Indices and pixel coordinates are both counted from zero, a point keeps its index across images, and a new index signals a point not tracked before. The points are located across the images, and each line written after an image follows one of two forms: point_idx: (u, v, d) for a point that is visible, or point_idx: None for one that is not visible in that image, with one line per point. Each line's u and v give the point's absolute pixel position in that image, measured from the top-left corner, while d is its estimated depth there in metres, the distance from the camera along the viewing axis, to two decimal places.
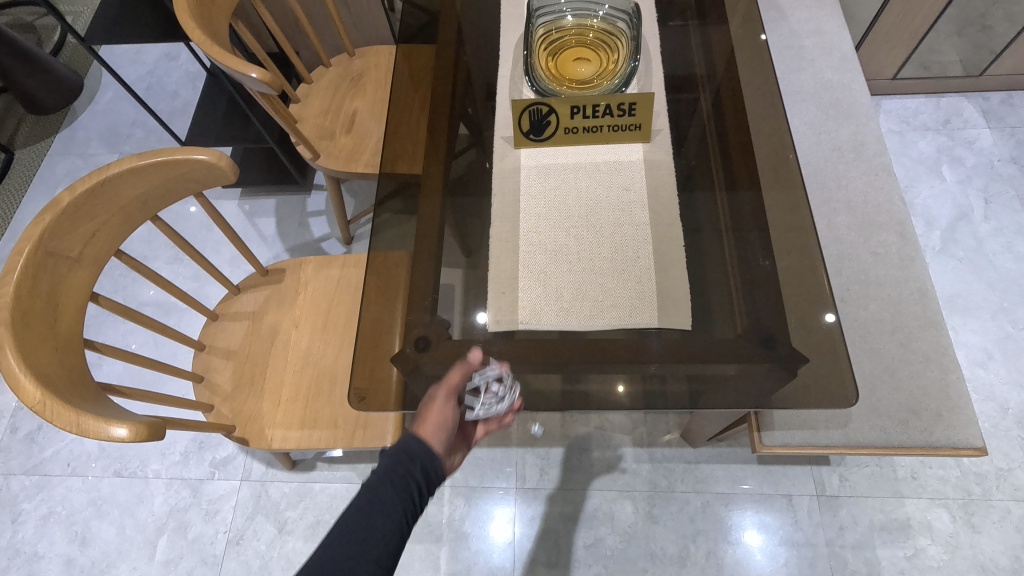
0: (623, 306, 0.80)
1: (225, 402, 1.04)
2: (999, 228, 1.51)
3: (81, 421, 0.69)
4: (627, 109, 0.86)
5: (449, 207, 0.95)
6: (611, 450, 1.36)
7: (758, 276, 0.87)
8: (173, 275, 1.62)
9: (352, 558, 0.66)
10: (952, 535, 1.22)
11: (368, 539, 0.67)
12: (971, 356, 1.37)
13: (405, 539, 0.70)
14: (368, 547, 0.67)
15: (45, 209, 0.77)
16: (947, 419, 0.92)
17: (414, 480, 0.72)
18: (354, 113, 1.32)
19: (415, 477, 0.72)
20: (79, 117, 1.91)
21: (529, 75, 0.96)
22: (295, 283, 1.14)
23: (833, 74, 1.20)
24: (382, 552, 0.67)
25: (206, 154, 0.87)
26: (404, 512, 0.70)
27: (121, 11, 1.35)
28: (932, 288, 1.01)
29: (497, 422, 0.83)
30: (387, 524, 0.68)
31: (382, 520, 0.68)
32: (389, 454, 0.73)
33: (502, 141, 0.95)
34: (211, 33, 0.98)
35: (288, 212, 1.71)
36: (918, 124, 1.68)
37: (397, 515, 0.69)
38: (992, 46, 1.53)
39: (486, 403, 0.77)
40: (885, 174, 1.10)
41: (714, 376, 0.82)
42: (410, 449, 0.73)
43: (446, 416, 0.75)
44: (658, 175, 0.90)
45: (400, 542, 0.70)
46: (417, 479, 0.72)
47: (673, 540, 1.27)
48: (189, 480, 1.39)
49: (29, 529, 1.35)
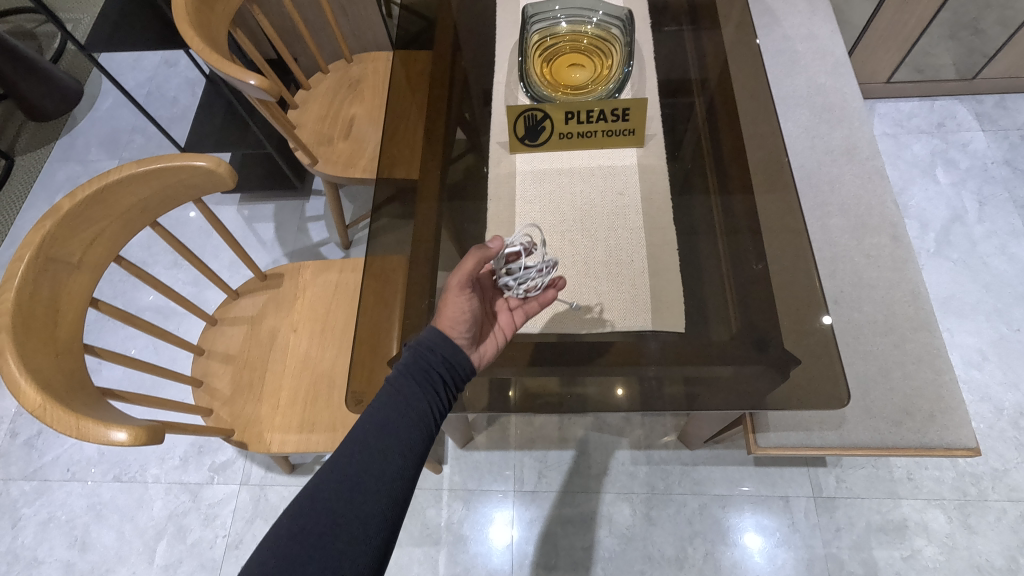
0: (618, 309, 0.81)
1: (223, 406, 1.05)
2: (993, 230, 1.52)
3: (81, 425, 0.69)
4: (620, 114, 0.87)
5: (446, 212, 0.96)
6: (608, 453, 1.37)
7: (750, 279, 0.88)
8: (173, 280, 1.63)
9: (381, 450, 0.68)
10: (948, 536, 1.22)
11: (395, 433, 0.69)
12: (966, 357, 1.38)
13: (434, 430, 0.72)
14: (396, 440, 0.69)
15: (45, 216, 0.78)
16: (940, 419, 0.92)
17: (438, 375, 0.72)
18: (352, 119, 1.33)
19: (439, 372, 0.72)
20: (79, 124, 1.93)
21: (524, 81, 0.97)
22: (294, 287, 1.15)
23: (826, 79, 1.21)
24: (411, 444, 0.69)
25: (205, 161, 0.88)
26: (430, 406, 0.71)
27: (121, 19, 1.36)
28: (925, 289, 1.01)
29: (536, 303, 0.80)
30: (412, 418, 0.70)
31: (408, 416, 0.70)
32: (412, 350, 0.74)
33: (497, 146, 0.96)
34: (210, 41, 0.99)
35: (287, 217, 1.72)
36: (912, 127, 1.69)
37: (422, 409, 0.70)
38: (984, 49, 1.55)
39: (518, 276, 0.76)
40: (878, 177, 1.11)
41: (708, 377, 0.83)
42: (428, 341, 0.73)
43: (461, 295, 0.74)
44: (652, 179, 0.91)
45: (430, 433, 0.71)
46: (441, 374, 0.72)
47: (670, 542, 1.27)
48: (188, 485, 1.39)
49: (29, 534, 1.35)
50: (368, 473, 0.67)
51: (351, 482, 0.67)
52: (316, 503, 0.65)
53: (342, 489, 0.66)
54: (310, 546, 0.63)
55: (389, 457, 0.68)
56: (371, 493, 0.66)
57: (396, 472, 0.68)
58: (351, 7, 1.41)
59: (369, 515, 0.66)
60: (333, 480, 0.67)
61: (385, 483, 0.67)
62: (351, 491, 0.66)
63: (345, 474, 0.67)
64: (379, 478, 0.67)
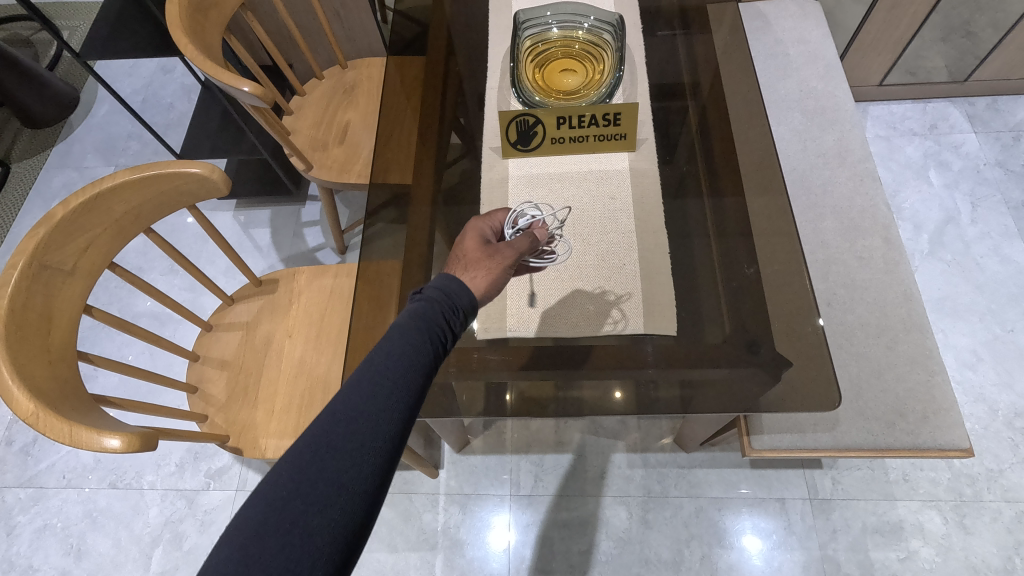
0: (610, 313, 0.81)
1: (218, 412, 1.05)
2: (986, 232, 1.52)
3: (74, 432, 0.69)
4: (612, 119, 0.88)
5: (440, 217, 0.97)
6: (604, 456, 1.37)
7: (742, 283, 0.89)
8: (169, 286, 1.63)
9: (361, 411, 0.54)
10: (944, 537, 1.22)
11: (376, 390, 0.55)
12: (960, 358, 1.38)
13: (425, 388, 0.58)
14: (379, 398, 0.55)
15: (39, 223, 0.78)
16: (934, 420, 0.93)
17: (436, 323, 0.60)
18: (347, 124, 1.33)
19: (437, 320, 0.60)
20: (75, 131, 1.93)
21: (516, 87, 0.98)
22: (288, 293, 1.15)
23: (818, 83, 1.22)
24: (397, 405, 0.55)
25: (199, 168, 0.88)
26: (423, 357, 0.58)
27: (116, 27, 1.37)
28: (917, 291, 1.02)
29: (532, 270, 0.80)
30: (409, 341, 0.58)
31: (394, 370, 0.56)
32: (433, 300, 0.61)
33: (490, 152, 0.96)
34: (204, 48, 1.00)
35: (283, 222, 1.72)
36: (905, 130, 1.70)
37: (411, 362, 0.57)
38: (976, 52, 1.55)
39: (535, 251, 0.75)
40: (870, 179, 1.11)
41: (701, 380, 0.83)
42: (456, 299, 0.61)
43: (506, 267, 0.66)
44: (644, 183, 0.91)
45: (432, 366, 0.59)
46: (440, 323, 0.60)
47: (667, 545, 1.27)
48: (184, 491, 1.39)
49: (24, 541, 1.35)
50: (342, 439, 0.53)
51: (322, 450, 0.52)
52: (278, 478, 0.51)
53: (312, 458, 0.52)
54: (270, 530, 0.49)
55: (371, 418, 0.54)
56: (348, 464, 0.52)
57: (377, 437, 0.54)
58: (346, 13, 1.42)
59: (344, 490, 0.51)
60: (300, 450, 0.52)
61: (363, 451, 0.53)
62: (323, 460, 0.52)
63: (316, 440, 0.53)
64: (376, 410, 0.55)
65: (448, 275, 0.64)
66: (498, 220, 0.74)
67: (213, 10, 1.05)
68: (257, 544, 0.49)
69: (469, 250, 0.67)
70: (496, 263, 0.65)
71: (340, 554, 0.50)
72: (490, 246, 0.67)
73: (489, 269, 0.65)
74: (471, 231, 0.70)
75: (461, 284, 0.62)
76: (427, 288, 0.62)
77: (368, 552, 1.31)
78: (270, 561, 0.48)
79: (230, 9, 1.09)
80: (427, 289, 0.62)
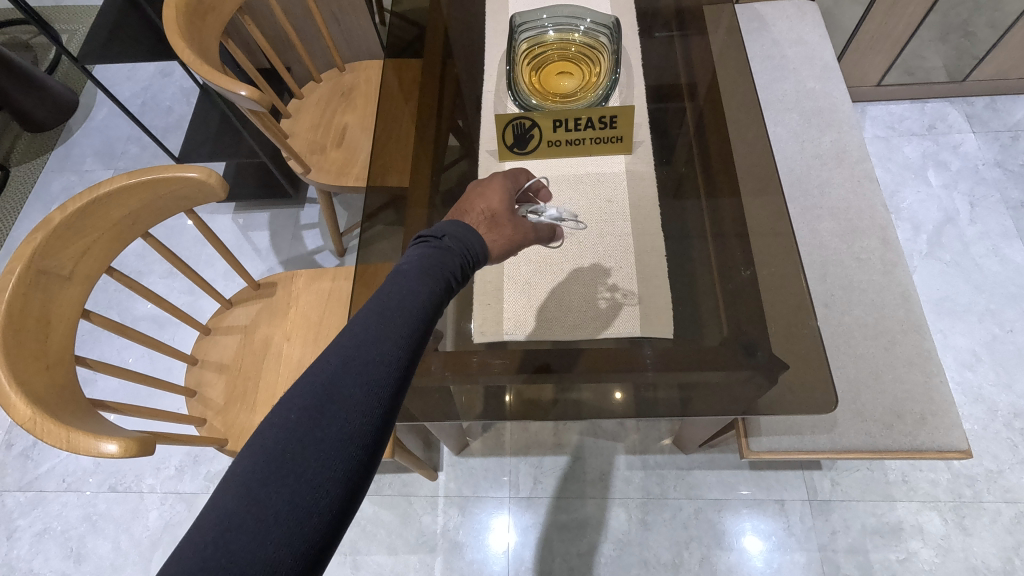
0: (606, 315, 0.82)
1: (217, 415, 1.05)
2: (985, 232, 1.52)
3: (71, 437, 0.70)
4: (608, 122, 0.88)
5: (437, 217, 0.97)
6: (603, 458, 1.37)
7: (738, 286, 0.89)
8: (168, 289, 1.64)
9: (362, 360, 0.52)
10: (944, 538, 1.22)
11: (377, 337, 0.54)
12: (960, 358, 1.38)
13: (424, 340, 0.57)
14: (378, 351, 0.53)
15: (37, 228, 0.79)
16: (932, 422, 0.93)
17: (442, 274, 0.60)
18: (345, 127, 1.33)
19: (444, 272, 0.60)
20: (75, 134, 1.93)
21: (512, 90, 0.98)
22: (287, 296, 1.15)
23: (815, 84, 1.22)
24: (402, 344, 0.55)
25: (196, 172, 0.88)
26: (427, 301, 0.58)
27: (114, 31, 1.37)
28: (915, 292, 1.02)
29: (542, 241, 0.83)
30: (417, 279, 0.58)
31: (396, 317, 0.55)
32: (456, 255, 0.62)
33: (487, 155, 0.96)
34: (201, 52, 1.00)
35: (282, 225, 1.72)
36: (903, 130, 1.70)
37: (420, 299, 0.57)
38: (975, 51, 1.55)
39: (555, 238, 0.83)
40: (867, 181, 1.11)
41: (700, 383, 0.83)
42: (471, 255, 0.63)
43: (520, 241, 0.70)
44: (640, 187, 0.91)
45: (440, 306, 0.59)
46: (446, 275, 0.60)
47: (666, 547, 1.27)
48: (183, 494, 1.39)
49: (24, 545, 1.35)
50: (344, 386, 0.50)
51: (322, 401, 0.49)
52: (277, 427, 0.48)
53: (314, 405, 0.49)
54: (266, 486, 0.45)
55: (372, 366, 0.52)
56: (348, 413, 0.50)
57: (377, 387, 0.52)
58: (343, 16, 1.42)
59: (346, 440, 0.49)
60: (300, 399, 0.49)
61: (363, 401, 0.51)
62: (326, 406, 0.49)
63: (315, 389, 0.50)
64: (386, 340, 0.54)
65: (473, 231, 0.65)
66: (515, 177, 0.75)
67: (210, 14, 1.05)
68: (273, 467, 0.46)
69: (492, 208, 0.69)
70: (516, 235, 0.69)
71: (345, 502, 0.48)
72: (510, 214, 0.69)
73: (507, 238, 0.68)
74: (497, 185, 0.71)
75: (485, 247, 0.65)
76: (452, 238, 0.63)
77: (368, 555, 1.31)
78: (267, 518, 0.44)
79: (228, 13, 1.09)
80: (450, 239, 0.63)
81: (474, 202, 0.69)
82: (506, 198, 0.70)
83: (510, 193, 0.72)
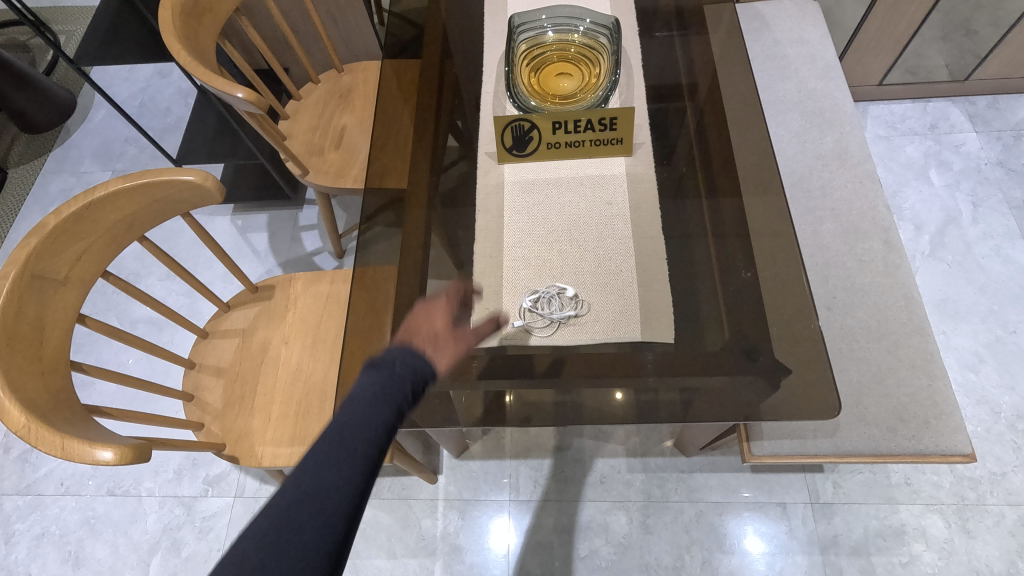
0: (606, 320, 0.81)
1: (214, 420, 1.04)
2: (988, 232, 1.51)
3: (66, 445, 0.69)
4: (608, 123, 0.87)
5: (436, 217, 0.96)
6: (603, 461, 1.36)
7: (740, 288, 0.88)
8: (166, 292, 1.63)
9: (312, 489, 0.56)
10: (946, 541, 1.21)
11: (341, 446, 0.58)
12: (962, 360, 1.37)
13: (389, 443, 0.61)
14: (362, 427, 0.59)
15: (31, 233, 0.78)
16: (935, 426, 0.92)
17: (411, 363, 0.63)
18: (344, 128, 1.32)
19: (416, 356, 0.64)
20: (72, 135, 1.93)
21: (510, 91, 0.97)
22: (284, 299, 1.14)
23: (817, 84, 1.21)
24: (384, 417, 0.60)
25: (192, 175, 0.87)
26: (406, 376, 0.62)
27: (111, 32, 1.36)
28: (917, 294, 1.01)
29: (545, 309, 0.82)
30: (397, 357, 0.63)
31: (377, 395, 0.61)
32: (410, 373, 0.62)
33: (485, 157, 0.96)
34: (197, 54, 0.99)
35: (281, 226, 1.71)
36: (905, 130, 1.69)
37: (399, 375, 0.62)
38: (977, 50, 1.54)
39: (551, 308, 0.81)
40: (870, 182, 1.10)
41: (702, 387, 0.82)
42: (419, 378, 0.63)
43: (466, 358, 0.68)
44: (640, 189, 0.91)
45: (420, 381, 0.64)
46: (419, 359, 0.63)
47: (667, 550, 1.26)
48: (182, 498, 1.39)
49: (22, 549, 1.35)
50: (328, 468, 0.57)
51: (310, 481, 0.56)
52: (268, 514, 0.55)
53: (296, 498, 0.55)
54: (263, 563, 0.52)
55: (322, 496, 0.56)
56: (335, 488, 0.56)
57: (328, 517, 0.55)
58: (341, 16, 1.41)
59: (332, 516, 0.55)
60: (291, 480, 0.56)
61: (315, 532, 0.54)
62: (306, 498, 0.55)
63: (269, 523, 0.54)
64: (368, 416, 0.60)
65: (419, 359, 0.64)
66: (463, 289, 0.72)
67: (207, 15, 1.04)
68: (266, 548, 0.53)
69: (437, 327, 0.67)
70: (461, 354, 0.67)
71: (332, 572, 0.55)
72: (455, 330, 0.68)
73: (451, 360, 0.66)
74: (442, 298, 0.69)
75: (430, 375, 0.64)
76: (401, 362, 0.63)
77: (368, 559, 1.30)
78: None
79: (225, 14, 1.08)
80: (395, 366, 0.63)
81: (418, 322, 0.67)
82: (450, 314, 0.68)
83: (454, 306, 0.70)
